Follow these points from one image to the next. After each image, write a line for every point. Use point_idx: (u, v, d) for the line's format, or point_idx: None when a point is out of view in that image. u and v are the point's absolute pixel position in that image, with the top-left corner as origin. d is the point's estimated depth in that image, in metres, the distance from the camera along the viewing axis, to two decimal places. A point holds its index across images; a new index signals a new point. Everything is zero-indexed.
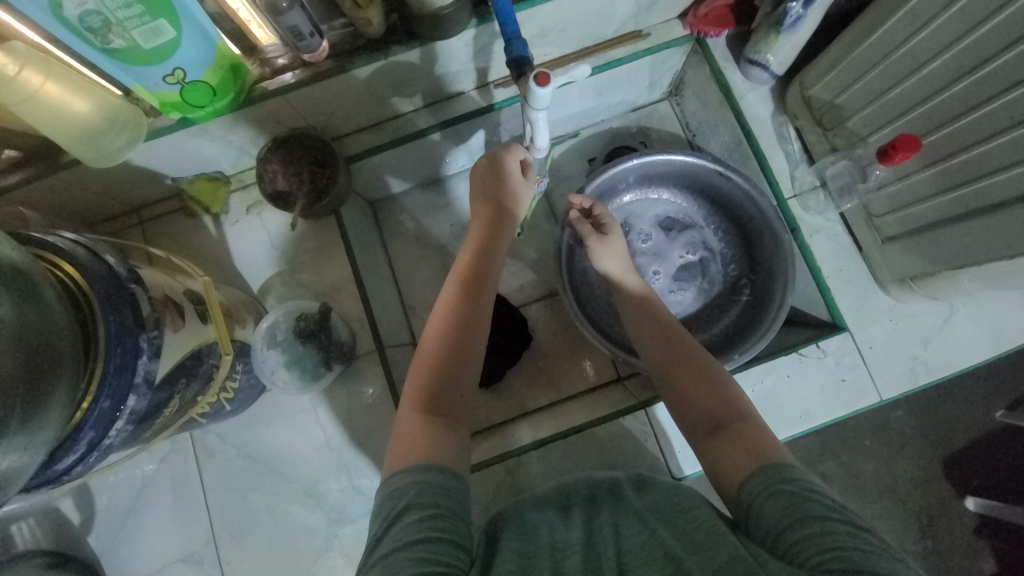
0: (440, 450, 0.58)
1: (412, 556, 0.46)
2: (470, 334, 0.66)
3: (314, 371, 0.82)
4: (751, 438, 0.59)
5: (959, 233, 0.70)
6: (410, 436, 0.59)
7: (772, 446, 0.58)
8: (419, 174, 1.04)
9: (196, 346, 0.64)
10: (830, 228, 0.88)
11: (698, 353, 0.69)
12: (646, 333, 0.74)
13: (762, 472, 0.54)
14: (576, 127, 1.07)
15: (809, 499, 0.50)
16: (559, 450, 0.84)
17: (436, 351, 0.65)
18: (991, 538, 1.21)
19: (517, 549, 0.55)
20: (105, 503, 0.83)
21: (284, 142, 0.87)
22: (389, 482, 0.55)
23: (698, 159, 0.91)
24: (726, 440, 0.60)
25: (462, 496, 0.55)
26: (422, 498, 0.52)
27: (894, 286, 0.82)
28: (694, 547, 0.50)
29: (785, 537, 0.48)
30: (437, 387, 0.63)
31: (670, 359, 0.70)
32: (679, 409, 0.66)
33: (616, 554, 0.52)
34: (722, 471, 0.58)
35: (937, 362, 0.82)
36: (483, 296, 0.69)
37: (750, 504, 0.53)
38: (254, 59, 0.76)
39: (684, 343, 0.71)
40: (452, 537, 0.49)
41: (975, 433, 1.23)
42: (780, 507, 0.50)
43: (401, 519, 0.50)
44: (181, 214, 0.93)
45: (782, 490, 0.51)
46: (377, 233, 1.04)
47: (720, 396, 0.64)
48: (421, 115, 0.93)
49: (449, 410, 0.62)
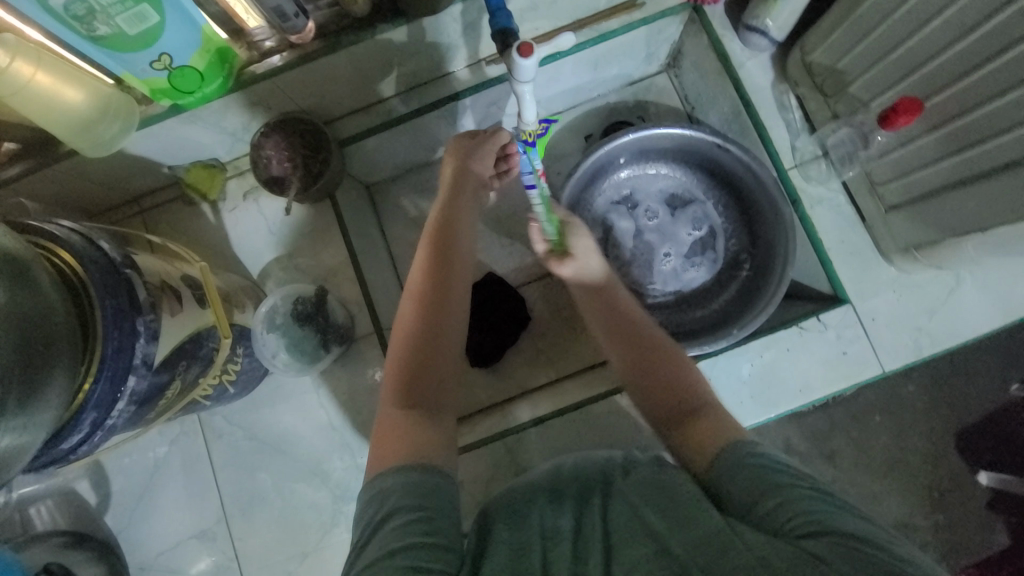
0: (428, 448, 0.58)
1: (400, 565, 0.47)
2: (443, 320, 0.66)
3: (313, 353, 0.83)
4: (713, 422, 0.61)
5: (960, 199, 0.68)
6: (390, 432, 0.60)
7: (731, 425, 0.60)
8: (415, 156, 1.04)
9: (194, 330, 0.66)
10: (834, 198, 0.84)
11: (660, 341, 0.70)
12: (612, 321, 0.72)
13: (725, 454, 0.56)
14: (571, 102, 1.04)
15: (771, 466, 0.53)
16: (558, 427, 0.85)
17: (410, 345, 0.64)
18: (1005, 512, 1.19)
19: (507, 537, 0.55)
20: (121, 484, 0.88)
21: (278, 126, 0.87)
22: (375, 485, 0.55)
23: (695, 132, 0.89)
24: (691, 426, 0.61)
25: (451, 494, 0.56)
26: (408, 501, 0.52)
27: (898, 256, 0.79)
28: (672, 519, 0.51)
29: (756, 508, 0.50)
30: (413, 380, 0.63)
31: (637, 349, 0.69)
32: (646, 399, 0.67)
33: (605, 539, 0.52)
34: (691, 456, 0.60)
35: (941, 332, 0.80)
36: (447, 284, 0.67)
37: (720, 479, 0.55)
38: (242, 43, 0.75)
39: (648, 333, 0.70)
40: (439, 542, 0.50)
41: (989, 407, 1.21)
42: (748, 479, 0.52)
43: (387, 524, 0.51)
44: (179, 203, 0.94)
45: (749, 461, 0.54)
46: (375, 217, 1.04)
47: (682, 382, 0.66)
48: (412, 96, 0.91)
49: (427, 401, 0.63)
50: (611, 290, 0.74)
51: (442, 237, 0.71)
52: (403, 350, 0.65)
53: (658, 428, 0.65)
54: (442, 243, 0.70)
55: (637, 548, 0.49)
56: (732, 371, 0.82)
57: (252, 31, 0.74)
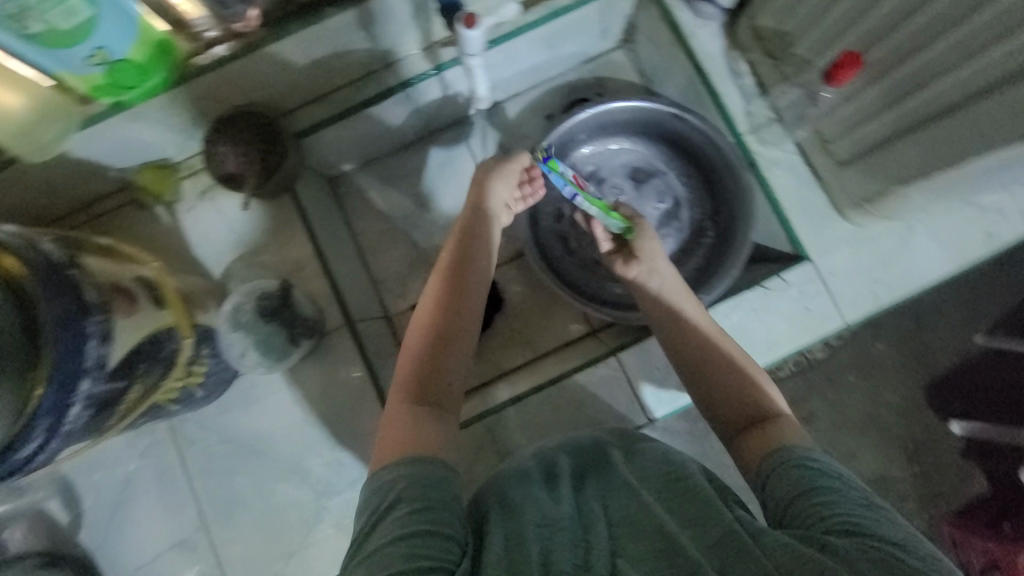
0: (430, 443, 0.58)
1: (404, 552, 0.46)
2: (455, 321, 0.67)
3: (281, 349, 0.81)
4: (776, 431, 0.61)
5: (906, 147, 0.71)
6: (395, 423, 0.60)
7: (795, 436, 0.60)
8: (376, 146, 1.02)
9: (153, 331, 0.64)
10: (789, 159, 0.86)
11: (736, 355, 0.69)
12: (682, 332, 0.72)
13: (777, 457, 0.57)
14: (531, 82, 1.04)
15: (824, 473, 0.53)
16: (535, 404, 0.86)
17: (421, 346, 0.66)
18: (981, 458, 1.24)
19: (505, 528, 0.52)
20: (93, 500, 0.85)
21: (229, 121, 0.83)
22: (378, 477, 0.55)
23: (654, 104, 0.91)
24: (754, 434, 0.62)
25: (453, 488, 0.54)
26: (411, 491, 0.51)
27: (852, 211, 0.81)
28: (690, 521, 0.50)
29: (792, 507, 0.51)
30: (423, 378, 0.64)
31: (709, 360, 0.69)
32: (711, 408, 0.67)
33: (606, 520, 0.53)
34: (747, 459, 0.60)
35: (897, 282, 0.83)
36: (459, 291, 0.69)
37: (767, 477, 0.56)
38: (183, 35, 0.73)
39: (716, 343, 0.70)
40: (442, 530, 0.49)
41: (956, 358, 1.26)
42: (792, 480, 0.53)
43: (391, 513, 0.50)
44: (129, 207, 0.90)
45: (800, 464, 0.54)
46: (340, 211, 1.02)
47: (751, 394, 0.65)
48: (368, 83, 0.89)
49: (435, 398, 0.63)
50: (671, 302, 0.75)
51: (461, 248, 0.72)
52: (415, 351, 0.66)
53: (725, 438, 0.65)
54: (465, 252, 0.72)
55: (640, 542, 0.49)
56: None
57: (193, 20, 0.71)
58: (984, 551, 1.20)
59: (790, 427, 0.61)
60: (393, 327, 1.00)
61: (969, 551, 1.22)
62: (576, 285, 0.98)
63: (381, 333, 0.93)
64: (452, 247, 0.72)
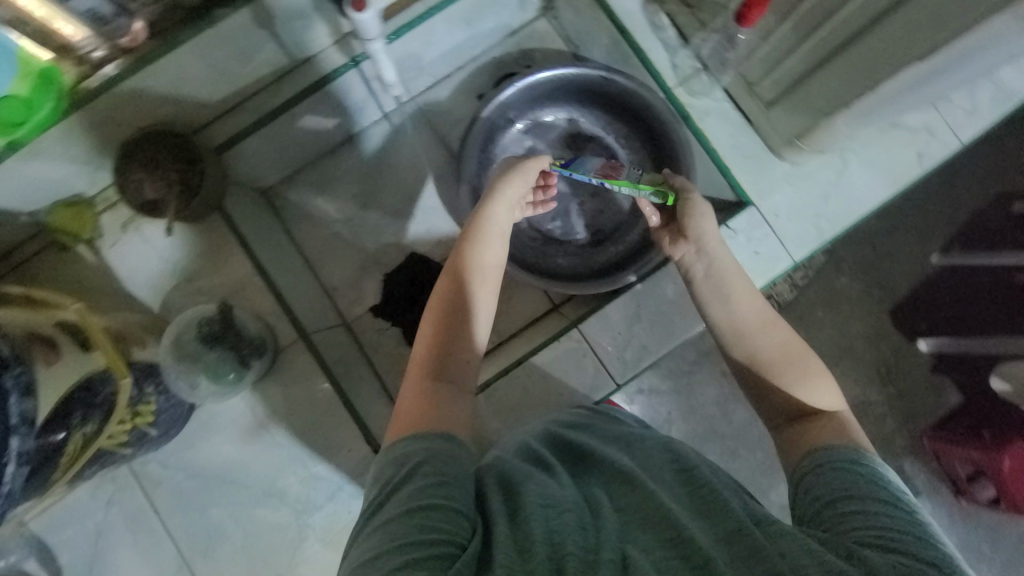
0: (449, 421, 0.58)
1: (416, 523, 0.44)
2: (476, 306, 0.66)
3: (233, 374, 0.78)
4: (830, 425, 0.58)
5: (824, 80, 0.71)
6: (414, 400, 0.60)
7: (852, 437, 0.56)
8: (307, 151, 0.98)
9: (84, 376, 0.61)
10: (719, 107, 0.87)
11: (794, 347, 0.65)
12: (739, 317, 0.66)
13: (823, 452, 0.53)
14: (456, 63, 1.00)
15: (875, 486, 0.48)
16: (504, 389, 0.84)
17: (441, 328, 0.64)
18: (950, 371, 1.28)
19: (508, 511, 0.48)
20: (65, 558, 0.81)
21: (138, 147, 0.80)
22: (394, 450, 0.54)
23: (581, 68, 0.90)
24: (809, 424, 0.59)
25: (465, 465, 0.53)
26: (432, 465, 0.50)
27: (785, 148, 0.82)
28: (698, 512, 0.47)
29: (823, 513, 0.47)
30: (444, 357, 0.63)
31: (764, 347, 0.65)
32: (761, 393, 0.64)
33: (613, 508, 0.50)
34: (795, 443, 0.58)
35: (838, 214, 0.85)
36: (478, 276, 0.67)
37: (806, 476, 0.53)
38: (70, 58, 0.67)
39: (773, 328, 0.66)
40: (455, 505, 0.47)
41: (917, 281, 1.29)
42: (833, 482, 0.50)
43: (408, 483, 0.49)
44: (51, 251, 0.85)
45: (847, 470, 0.50)
46: (280, 224, 0.98)
47: (806, 385, 0.62)
48: (281, 86, 0.84)
49: (455, 378, 0.62)
50: (727, 283, 0.69)
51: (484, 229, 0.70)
52: (433, 334, 0.64)
53: (771, 423, 0.63)
54: (483, 235, 0.69)
55: (651, 533, 0.45)
56: (657, 294, 0.85)
57: (76, 45, 0.66)
58: (967, 460, 1.22)
59: (850, 427, 0.58)
60: (355, 333, 0.98)
61: (953, 461, 1.24)
62: (533, 264, 0.96)
63: (339, 341, 0.91)
64: (473, 229, 0.70)
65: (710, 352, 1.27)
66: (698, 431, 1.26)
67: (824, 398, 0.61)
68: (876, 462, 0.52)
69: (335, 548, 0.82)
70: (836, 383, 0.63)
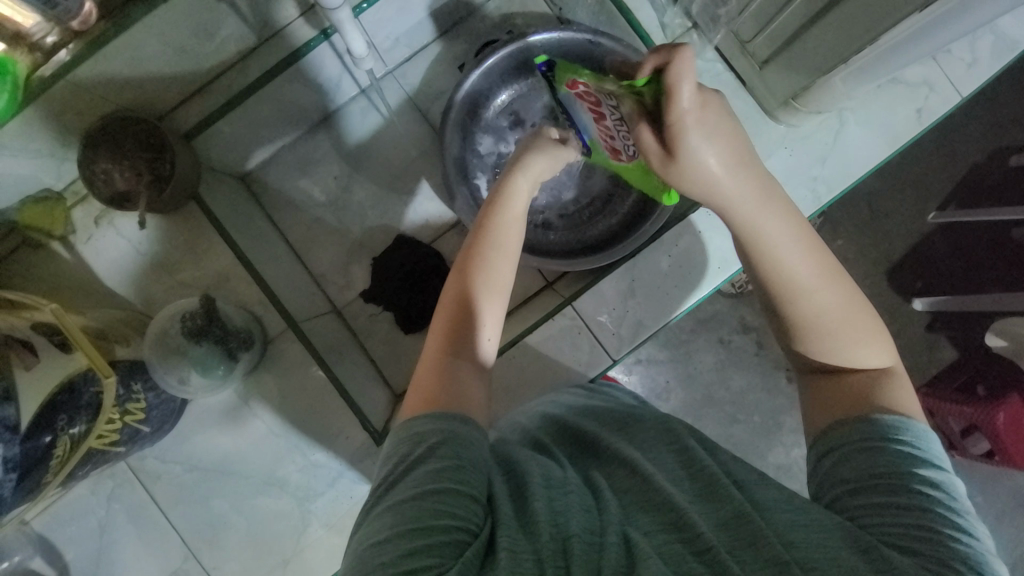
0: (464, 401, 0.55)
1: (429, 507, 0.44)
2: (495, 283, 0.60)
3: (222, 367, 0.76)
4: (876, 390, 0.52)
5: (819, 35, 0.67)
6: (427, 379, 0.56)
7: (900, 402, 0.51)
8: (283, 132, 0.94)
9: (66, 377, 0.60)
10: (711, 69, 0.83)
11: (852, 299, 0.55)
12: (790, 275, 0.54)
13: (863, 425, 0.49)
14: (434, 31, 0.95)
15: (912, 470, 0.46)
16: (500, 369, 0.83)
17: (459, 305, 0.59)
18: (945, 329, 1.27)
19: (513, 492, 0.49)
20: (73, 552, 0.82)
21: (103, 134, 0.76)
22: (407, 428, 0.52)
23: (565, 33, 0.85)
24: (848, 379, 0.53)
25: (480, 446, 0.52)
26: (444, 448, 0.49)
27: (780, 111, 0.80)
28: (698, 495, 0.47)
29: (851, 498, 0.47)
30: (459, 335, 0.59)
31: (816, 307, 0.54)
32: (789, 346, 0.57)
33: (618, 499, 0.49)
34: (830, 403, 0.53)
35: (836, 177, 0.82)
36: (498, 251, 0.61)
37: (834, 449, 0.50)
38: (21, 47, 0.65)
39: (833, 285, 0.54)
40: (468, 490, 0.46)
41: (913, 240, 1.27)
42: (865, 465, 0.47)
43: (421, 466, 0.47)
44: (24, 249, 0.82)
45: (883, 450, 0.47)
46: (261, 211, 0.95)
47: (852, 349, 0.54)
48: (249, 64, 0.78)
49: (471, 357, 0.59)
50: (761, 241, 0.54)
51: (503, 198, 0.64)
52: (450, 313, 0.60)
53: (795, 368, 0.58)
54: (504, 206, 0.63)
55: (652, 517, 0.46)
56: (651, 267, 0.83)
57: (28, 31, 0.64)
58: (961, 416, 1.22)
59: (903, 390, 0.52)
60: (346, 319, 0.97)
61: (947, 417, 1.26)
62: (528, 242, 0.94)
63: (329, 329, 0.89)
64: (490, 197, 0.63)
65: (707, 320, 1.27)
66: (696, 399, 1.27)
67: (874, 357, 0.54)
68: (919, 433, 0.48)
69: (340, 533, 0.82)
70: (886, 339, 0.55)
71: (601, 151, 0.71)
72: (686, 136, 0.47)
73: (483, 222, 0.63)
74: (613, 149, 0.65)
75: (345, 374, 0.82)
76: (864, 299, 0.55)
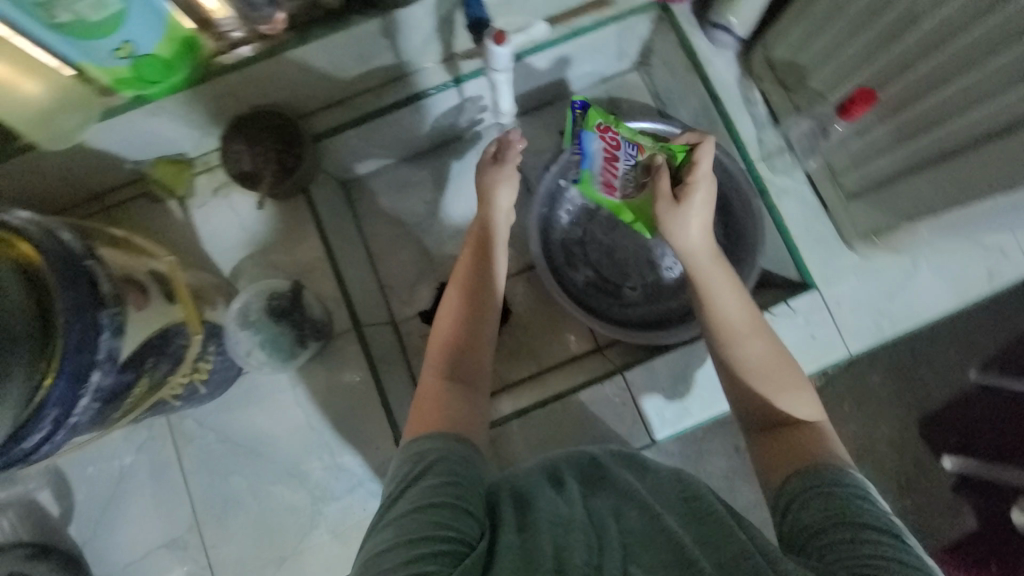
0: (460, 420, 0.64)
1: (427, 518, 0.49)
2: (483, 308, 0.73)
3: (289, 350, 0.81)
4: (800, 435, 0.60)
5: (914, 185, 0.73)
6: (430, 395, 0.66)
7: (829, 447, 0.58)
8: (392, 153, 1.02)
9: (162, 326, 0.63)
10: (799, 189, 0.87)
11: (777, 353, 0.66)
12: (727, 319, 0.68)
13: (807, 474, 0.54)
14: (548, 97, 1.05)
15: (860, 506, 0.49)
16: (538, 419, 0.85)
17: (453, 330, 0.71)
18: (970, 495, 1.23)
19: (518, 523, 0.51)
20: (85, 493, 0.83)
21: (246, 121, 0.83)
22: (410, 446, 0.60)
23: (667, 125, 0.92)
24: (786, 434, 0.61)
25: (475, 467, 0.58)
26: (440, 466, 0.55)
27: (858, 242, 0.83)
28: (703, 535, 0.47)
29: (822, 537, 0.48)
30: (455, 357, 0.69)
31: (743, 359, 0.66)
32: (739, 397, 0.66)
33: (619, 540, 0.48)
34: (774, 461, 0.59)
35: (901, 316, 0.85)
36: (487, 282, 0.75)
37: (793, 501, 0.53)
38: (209, 33, 0.73)
39: (756, 338, 0.67)
40: (461, 505, 0.51)
41: (950, 394, 1.25)
42: (823, 507, 0.50)
43: (419, 482, 0.54)
44: (144, 199, 0.90)
45: (830, 491, 0.51)
46: (352, 216, 1.02)
47: (779, 399, 0.64)
48: (387, 90, 0.89)
49: (464, 376, 0.69)
50: (709, 292, 0.69)
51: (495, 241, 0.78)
52: (451, 332, 0.71)
53: (746, 430, 0.65)
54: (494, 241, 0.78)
55: (656, 555, 0.45)
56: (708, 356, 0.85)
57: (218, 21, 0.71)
58: None
59: (825, 435, 0.60)
60: (399, 333, 1.00)
61: None
62: (588, 305, 0.96)
63: (386, 339, 0.93)
64: (484, 235, 0.78)
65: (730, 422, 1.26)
66: None
67: (801, 408, 0.63)
68: (854, 477, 0.53)
69: (343, 544, 0.82)
70: (814, 392, 0.65)
71: (589, 183, 0.86)
72: (696, 191, 0.71)
73: (478, 253, 0.77)
74: (607, 186, 0.84)
75: (392, 386, 0.84)
76: (785, 348, 0.67)
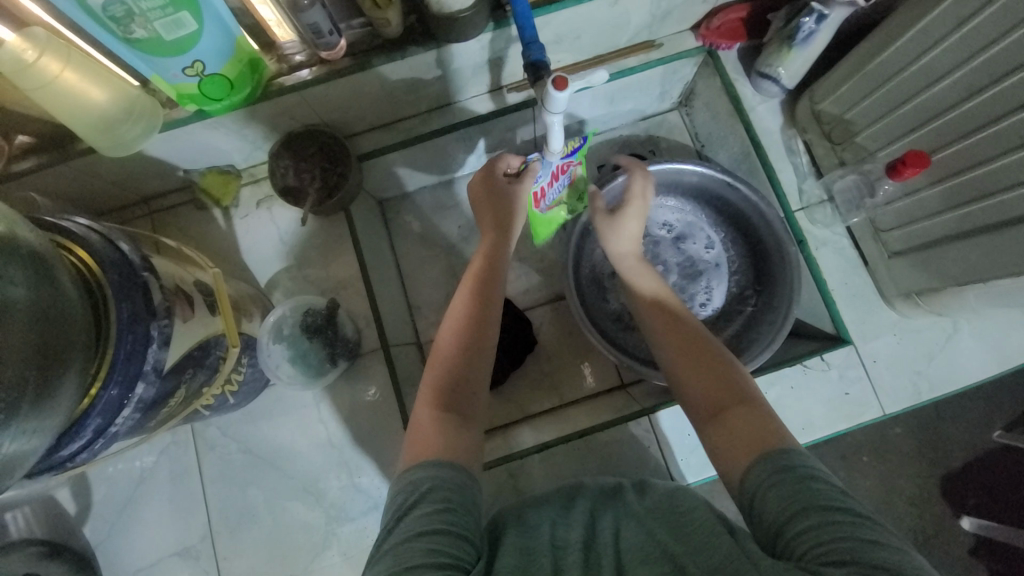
0: (456, 449, 0.58)
1: (422, 546, 0.47)
2: (487, 334, 0.67)
3: (318, 366, 0.82)
4: (741, 416, 0.58)
5: (963, 250, 0.71)
6: (426, 430, 0.60)
7: (769, 422, 0.57)
8: (430, 176, 1.04)
9: (204, 337, 0.64)
10: (837, 241, 0.88)
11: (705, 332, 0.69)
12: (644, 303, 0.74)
13: (763, 462, 0.52)
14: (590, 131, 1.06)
15: (812, 486, 0.48)
16: (561, 454, 0.84)
17: (453, 351, 0.65)
18: (988, 559, 1.18)
19: (519, 545, 0.53)
20: (103, 493, 0.83)
21: (296, 139, 0.87)
22: (406, 477, 0.55)
23: (708, 169, 0.89)
24: (730, 417, 0.59)
25: (473, 496, 0.55)
26: (435, 492, 0.52)
27: (899, 301, 0.83)
28: (690, 544, 0.49)
29: (787, 528, 0.47)
30: (449, 389, 0.63)
31: (669, 343, 0.68)
32: (681, 390, 0.65)
33: (616, 559, 0.50)
34: (728, 449, 0.57)
35: (940, 378, 0.83)
36: (492, 301, 0.69)
37: (753, 494, 0.51)
38: (272, 55, 0.75)
39: (683, 320, 0.70)
40: (459, 532, 0.49)
41: (975, 453, 1.20)
42: (781, 496, 0.49)
43: (414, 509, 0.51)
44: (192, 206, 0.94)
45: (784, 473, 0.50)
46: (385, 233, 1.04)
47: (710, 379, 0.63)
48: (433, 117, 0.92)
49: (459, 406, 0.62)
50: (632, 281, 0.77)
51: (495, 268, 0.71)
52: (448, 355, 0.65)
53: (697, 424, 0.62)
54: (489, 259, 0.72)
55: (652, 568, 0.48)
56: None
57: (284, 46, 0.74)
58: None
59: (763, 410, 0.58)
60: (423, 354, 1.00)
61: None
62: (614, 341, 0.95)
63: (411, 360, 0.93)
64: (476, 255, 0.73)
65: None
66: None
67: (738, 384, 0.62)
68: (801, 455, 0.52)
69: (354, 567, 0.81)
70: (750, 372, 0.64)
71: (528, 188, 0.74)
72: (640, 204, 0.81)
73: (473, 270, 0.71)
74: (539, 193, 0.77)
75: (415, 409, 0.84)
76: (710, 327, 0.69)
